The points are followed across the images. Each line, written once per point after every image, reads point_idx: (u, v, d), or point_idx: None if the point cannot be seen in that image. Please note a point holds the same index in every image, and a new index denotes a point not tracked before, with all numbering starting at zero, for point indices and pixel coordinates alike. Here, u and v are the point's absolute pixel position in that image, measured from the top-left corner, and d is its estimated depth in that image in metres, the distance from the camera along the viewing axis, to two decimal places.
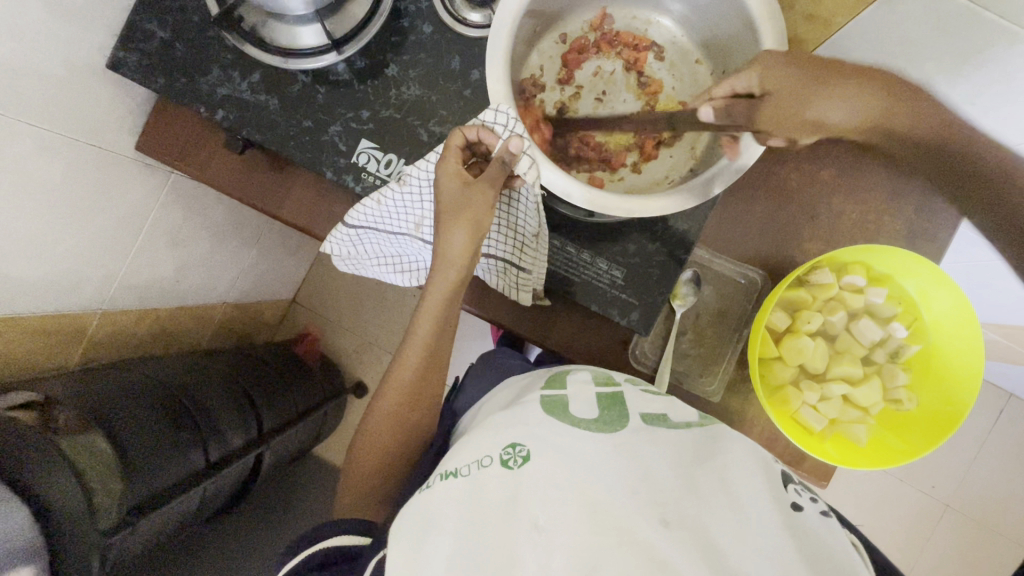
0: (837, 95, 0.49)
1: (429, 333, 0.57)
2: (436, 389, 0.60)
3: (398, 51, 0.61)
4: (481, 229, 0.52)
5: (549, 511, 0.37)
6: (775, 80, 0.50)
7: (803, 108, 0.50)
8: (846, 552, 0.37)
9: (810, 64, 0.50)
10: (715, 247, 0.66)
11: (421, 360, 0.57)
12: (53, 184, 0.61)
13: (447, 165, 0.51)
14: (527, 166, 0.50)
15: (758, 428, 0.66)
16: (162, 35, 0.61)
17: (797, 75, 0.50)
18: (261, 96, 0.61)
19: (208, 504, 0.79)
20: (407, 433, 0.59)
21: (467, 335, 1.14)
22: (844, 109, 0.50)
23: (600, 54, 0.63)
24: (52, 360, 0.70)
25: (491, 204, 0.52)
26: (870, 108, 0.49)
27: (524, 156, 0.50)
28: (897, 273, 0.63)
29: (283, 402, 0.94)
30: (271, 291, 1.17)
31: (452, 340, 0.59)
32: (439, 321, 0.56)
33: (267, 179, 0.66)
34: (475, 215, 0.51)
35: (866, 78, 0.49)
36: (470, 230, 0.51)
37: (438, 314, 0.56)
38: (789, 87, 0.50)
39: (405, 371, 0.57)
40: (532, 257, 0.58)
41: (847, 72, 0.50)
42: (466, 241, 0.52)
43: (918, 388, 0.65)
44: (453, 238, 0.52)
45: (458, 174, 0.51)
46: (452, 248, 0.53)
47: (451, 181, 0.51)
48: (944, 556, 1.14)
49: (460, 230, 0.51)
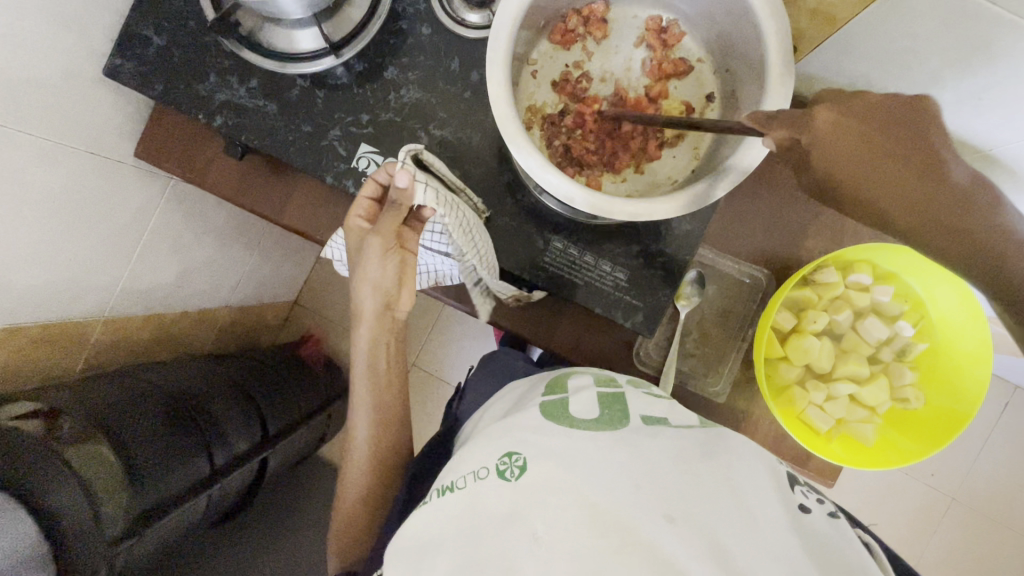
0: (892, 171, 0.43)
1: (365, 378, 0.63)
2: (395, 422, 0.65)
3: (397, 53, 0.60)
4: (382, 284, 0.57)
5: (551, 519, 0.36)
6: (830, 152, 0.44)
7: (856, 188, 0.44)
8: (857, 555, 0.37)
9: (880, 131, 0.44)
10: (719, 247, 0.66)
11: (370, 405, 0.63)
12: (53, 192, 0.60)
13: (353, 218, 0.56)
14: (424, 197, 0.51)
15: (763, 428, 0.65)
16: (160, 41, 0.60)
17: (857, 143, 0.44)
18: (260, 101, 0.60)
19: (214, 510, 0.79)
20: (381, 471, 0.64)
21: (470, 336, 1.13)
22: (893, 190, 0.43)
23: (603, 53, 0.62)
24: (57, 368, 0.70)
25: (382, 263, 0.55)
26: (911, 214, 0.42)
27: (418, 188, 0.51)
28: (902, 271, 0.62)
29: (287, 406, 0.93)
30: (274, 294, 1.16)
31: (397, 375, 0.65)
32: (371, 366, 0.62)
33: (267, 184, 0.66)
34: (369, 275, 0.56)
35: (933, 178, 0.42)
36: (370, 288, 0.57)
37: (367, 363, 0.62)
38: (846, 158, 0.44)
39: (359, 422, 0.64)
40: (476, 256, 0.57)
41: (918, 157, 0.43)
42: (372, 294, 0.57)
43: (924, 387, 0.64)
44: (360, 295, 0.58)
45: (361, 228, 0.56)
46: (364, 304, 0.58)
47: (353, 238, 0.56)
48: (951, 549, 1.14)
49: (364, 286, 0.57)
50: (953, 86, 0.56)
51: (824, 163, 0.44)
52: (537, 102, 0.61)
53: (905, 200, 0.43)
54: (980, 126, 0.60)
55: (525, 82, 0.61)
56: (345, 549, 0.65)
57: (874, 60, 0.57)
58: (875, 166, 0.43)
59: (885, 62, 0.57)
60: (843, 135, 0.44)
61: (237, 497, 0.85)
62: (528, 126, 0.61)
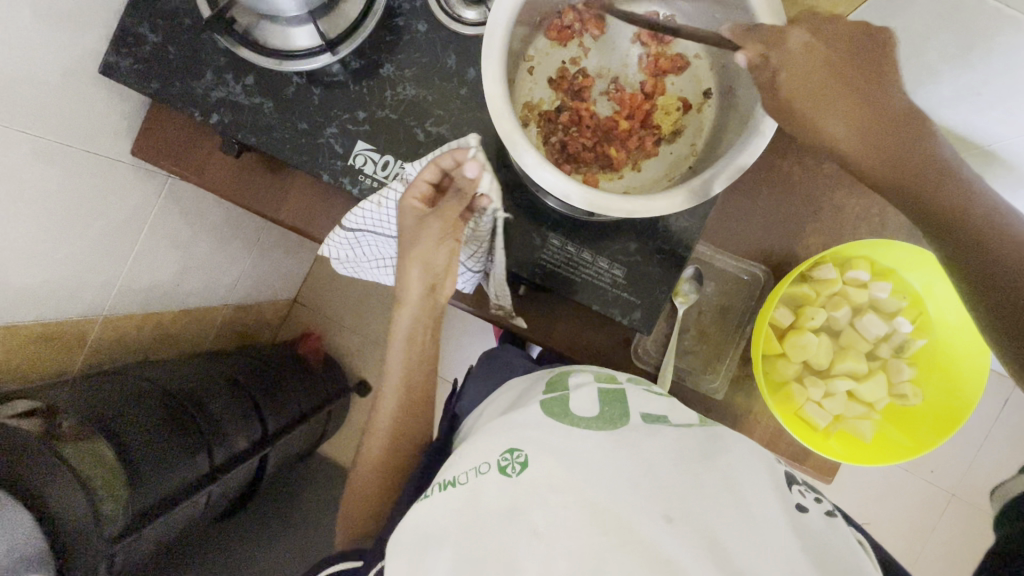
0: (847, 101, 0.44)
1: (401, 361, 0.63)
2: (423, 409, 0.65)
3: (393, 50, 0.60)
4: (434, 266, 0.57)
5: (549, 516, 0.36)
6: (797, 72, 0.45)
7: (812, 110, 0.44)
8: (854, 554, 0.36)
9: (839, 60, 0.44)
10: (717, 243, 0.66)
11: (398, 390, 0.63)
12: (49, 190, 0.60)
13: (405, 200, 0.55)
14: (490, 183, 0.53)
15: (762, 425, 0.65)
16: (155, 39, 0.60)
17: (824, 70, 0.44)
18: (256, 98, 0.60)
19: (214, 507, 0.79)
20: (394, 460, 0.63)
21: (469, 333, 1.13)
22: (844, 119, 0.44)
23: (599, 50, 0.62)
24: (55, 366, 0.70)
25: (438, 242, 0.55)
26: (866, 143, 0.43)
27: (484, 175, 0.53)
28: (901, 267, 0.62)
29: (286, 404, 0.93)
30: (273, 292, 1.16)
31: (427, 366, 0.65)
32: (408, 350, 0.62)
33: (264, 182, 0.66)
34: (423, 252, 0.56)
35: (880, 107, 0.44)
36: (421, 268, 0.57)
37: (405, 346, 0.62)
38: (805, 81, 0.44)
39: (387, 403, 0.63)
40: (495, 266, 0.60)
41: (870, 87, 0.44)
42: (420, 276, 0.57)
43: (923, 383, 0.64)
44: (409, 274, 0.57)
45: (414, 210, 0.55)
46: (411, 287, 0.58)
47: (407, 216, 0.55)
48: (950, 545, 1.14)
49: (414, 267, 0.57)
50: (951, 81, 0.56)
51: (788, 82, 0.45)
52: (534, 100, 0.61)
53: (859, 134, 0.43)
54: (980, 121, 0.59)
55: (522, 81, 0.60)
56: (353, 533, 0.63)
57: None
58: (832, 93, 0.44)
59: None
60: (809, 60, 0.44)
61: (237, 494, 0.85)
62: (524, 124, 0.60)
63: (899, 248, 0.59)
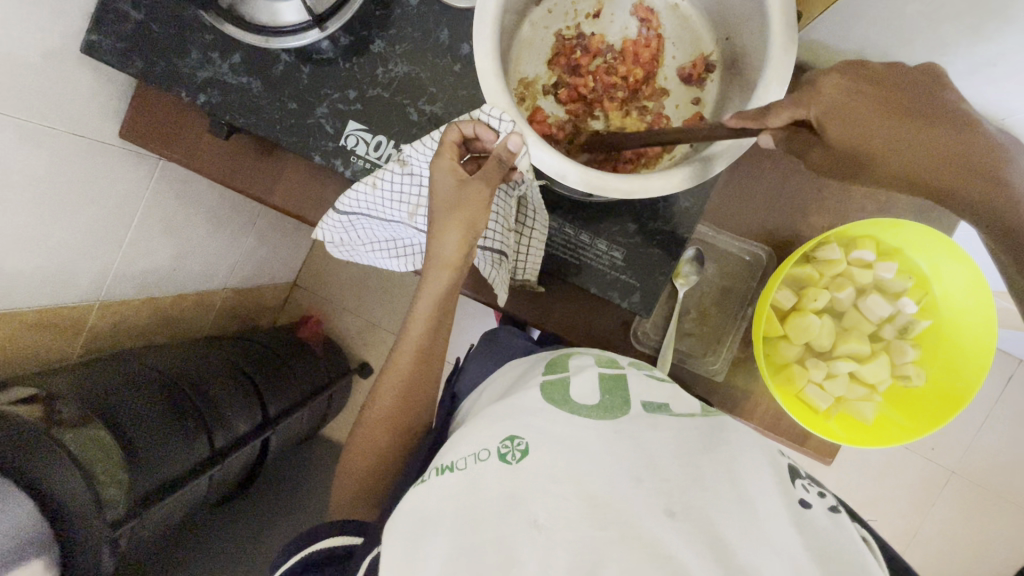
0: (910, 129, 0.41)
1: (422, 334, 0.55)
2: (428, 388, 0.58)
3: (384, 25, 0.58)
4: (478, 229, 0.50)
5: (548, 507, 0.36)
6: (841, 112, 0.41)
7: (874, 147, 0.41)
8: (858, 549, 0.35)
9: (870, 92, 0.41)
10: (720, 223, 0.64)
11: (412, 367, 0.56)
12: (37, 174, 0.59)
13: (442, 161, 0.49)
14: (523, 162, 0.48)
15: (762, 407, 0.65)
16: (138, 16, 0.58)
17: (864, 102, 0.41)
18: (243, 77, 0.58)
19: (215, 490, 0.80)
20: (396, 441, 0.57)
21: (470, 314, 1.13)
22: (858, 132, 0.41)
23: (596, 25, 0.60)
24: (53, 351, 0.70)
25: (487, 205, 0.49)
26: (921, 152, 0.41)
27: (521, 154, 0.47)
28: (908, 246, 0.60)
29: (287, 389, 0.93)
30: (272, 275, 1.16)
31: (446, 340, 0.58)
32: (432, 324, 0.55)
33: (256, 164, 0.64)
34: (469, 216, 0.49)
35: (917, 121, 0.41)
36: (461, 234, 0.50)
37: (430, 321, 0.55)
38: (853, 118, 0.41)
39: (394, 377, 0.56)
40: (536, 230, 0.57)
41: (920, 108, 0.41)
42: (455, 246, 0.50)
43: (927, 365, 0.63)
44: (448, 238, 0.50)
45: (453, 172, 0.49)
46: (442, 256, 0.51)
47: (446, 179, 0.49)
48: (949, 522, 1.15)
49: (453, 233, 0.50)
50: (960, 53, 0.54)
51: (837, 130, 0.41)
52: (529, 78, 0.59)
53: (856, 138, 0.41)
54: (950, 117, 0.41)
55: (518, 61, 0.59)
56: (342, 510, 0.58)
57: (885, 24, 0.54)
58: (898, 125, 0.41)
59: (891, 32, 0.55)
60: (850, 101, 0.41)
61: (239, 477, 0.86)
62: (519, 103, 0.59)
63: (908, 227, 0.57)
